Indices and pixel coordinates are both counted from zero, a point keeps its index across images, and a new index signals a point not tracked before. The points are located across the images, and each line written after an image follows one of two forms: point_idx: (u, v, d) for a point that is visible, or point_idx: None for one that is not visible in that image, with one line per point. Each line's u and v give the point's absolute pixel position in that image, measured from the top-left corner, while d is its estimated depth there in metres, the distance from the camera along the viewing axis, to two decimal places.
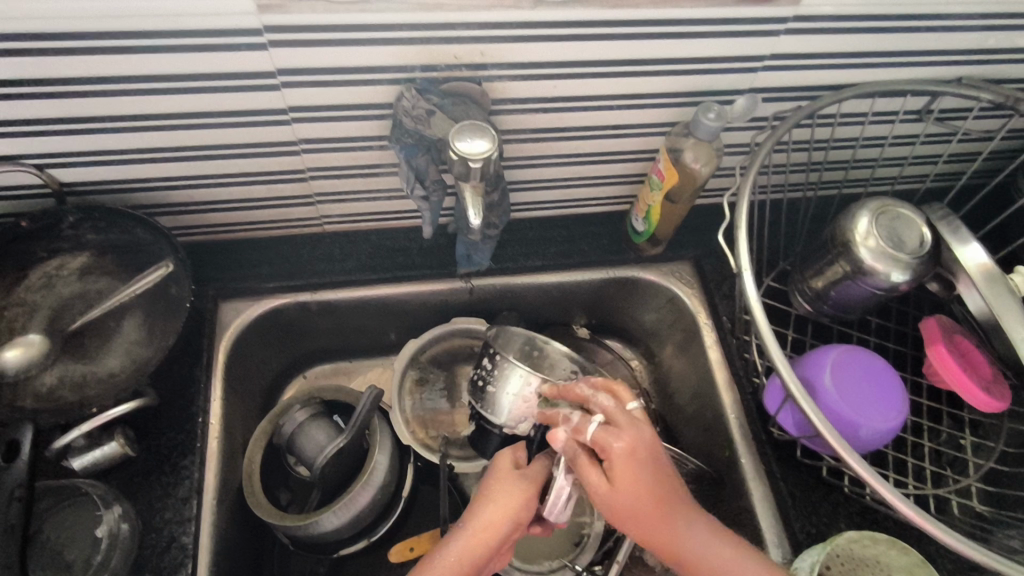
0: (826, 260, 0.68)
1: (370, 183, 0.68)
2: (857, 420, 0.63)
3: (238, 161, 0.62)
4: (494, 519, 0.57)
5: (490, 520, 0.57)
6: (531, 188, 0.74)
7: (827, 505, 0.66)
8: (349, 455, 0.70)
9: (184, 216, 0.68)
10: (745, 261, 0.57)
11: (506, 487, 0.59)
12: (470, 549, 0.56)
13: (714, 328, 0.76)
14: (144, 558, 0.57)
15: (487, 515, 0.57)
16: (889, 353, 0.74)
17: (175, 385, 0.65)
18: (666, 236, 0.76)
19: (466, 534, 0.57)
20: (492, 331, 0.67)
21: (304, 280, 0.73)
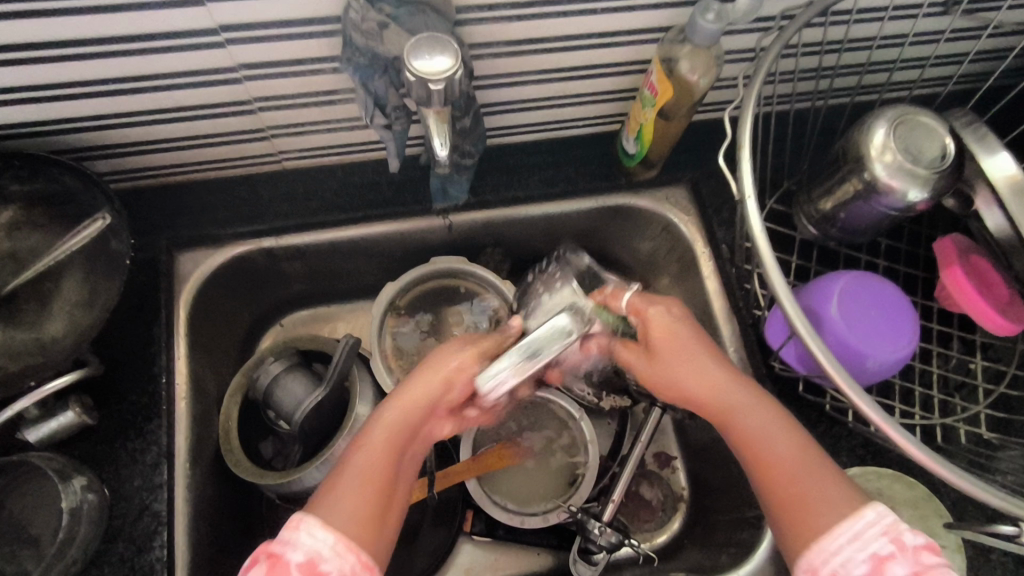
0: (836, 179, 0.62)
1: (328, 112, 0.61)
2: (864, 350, 0.58)
3: (171, 94, 0.54)
4: (420, 396, 0.54)
5: (422, 390, 0.55)
6: (511, 110, 0.67)
7: (829, 438, 0.63)
8: (329, 408, 0.66)
9: (123, 157, 0.61)
10: (749, 186, 0.50)
11: (433, 367, 0.56)
12: (403, 423, 0.53)
13: (711, 257, 0.71)
14: (117, 527, 0.54)
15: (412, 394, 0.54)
16: (899, 277, 0.69)
17: (132, 345, 0.60)
18: (660, 159, 0.69)
19: (399, 407, 0.54)
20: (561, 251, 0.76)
21: (265, 224, 0.66)
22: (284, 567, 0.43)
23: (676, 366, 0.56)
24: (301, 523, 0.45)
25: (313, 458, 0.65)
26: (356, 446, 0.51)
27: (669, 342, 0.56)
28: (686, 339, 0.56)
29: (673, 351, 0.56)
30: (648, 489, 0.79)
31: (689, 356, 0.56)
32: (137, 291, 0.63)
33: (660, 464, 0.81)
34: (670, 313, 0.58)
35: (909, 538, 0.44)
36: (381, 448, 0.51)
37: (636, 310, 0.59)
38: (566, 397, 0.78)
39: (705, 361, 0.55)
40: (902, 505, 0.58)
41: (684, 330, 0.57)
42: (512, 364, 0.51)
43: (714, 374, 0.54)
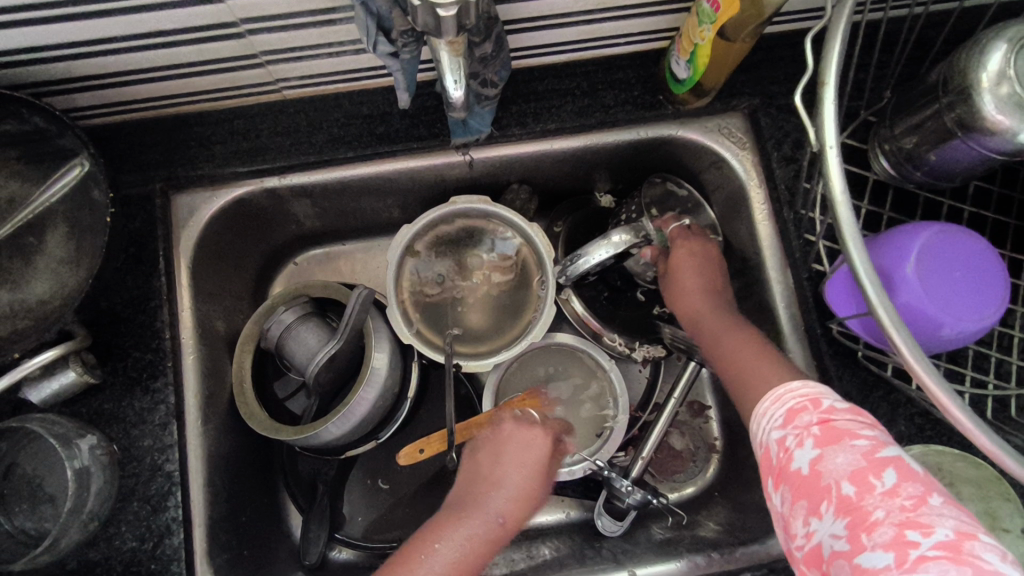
0: (932, 113, 0.51)
1: (327, 34, 0.52)
2: (942, 319, 0.51)
3: (142, 16, 0.47)
4: (514, 492, 0.56)
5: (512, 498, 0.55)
6: (541, 27, 0.56)
7: (885, 406, 0.57)
8: (344, 361, 0.63)
9: (105, 88, 0.55)
10: (831, 135, 0.40)
11: (519, 465, 0.57)
12: (490, 524, 0.53)
13: (765, 197, 0.63)
14: (130, 486, 0.53)
15: (503, 486, 0.55)
16: (988, 226, 0.60)
17: (132, 298, 0.57)
18: (715, 84, 0.59)
19: (495, 503, 0.54)
20: (662, 176, 0.68)
21: (265, 163, 0.60)
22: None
23: (687, 287, 0.62)
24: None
25: (329, 413, 0.62)
26: (432, 544, 0.51)
27: (686, 262, 0.63)
28: (700, 263, 0.63)
29: (685, 267, 0.63)
30: (678, 440, 0.76)
31: (701, 280, 0.62)
32: (132, 238, 0.58)
33: (693, 413, 0.77)
34: (692, 234, 0.65)
35: (829, 400, 0.44)
36: (456, 550, 0.51)
37: (675, 238, 0.65)
38: (596, 347, 0.72)
39: (707, 286, 0.62)
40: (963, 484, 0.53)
41: (699, 253, 0.64)
42: (611, 247, 0.61)
43: (704, 300, 0.61)
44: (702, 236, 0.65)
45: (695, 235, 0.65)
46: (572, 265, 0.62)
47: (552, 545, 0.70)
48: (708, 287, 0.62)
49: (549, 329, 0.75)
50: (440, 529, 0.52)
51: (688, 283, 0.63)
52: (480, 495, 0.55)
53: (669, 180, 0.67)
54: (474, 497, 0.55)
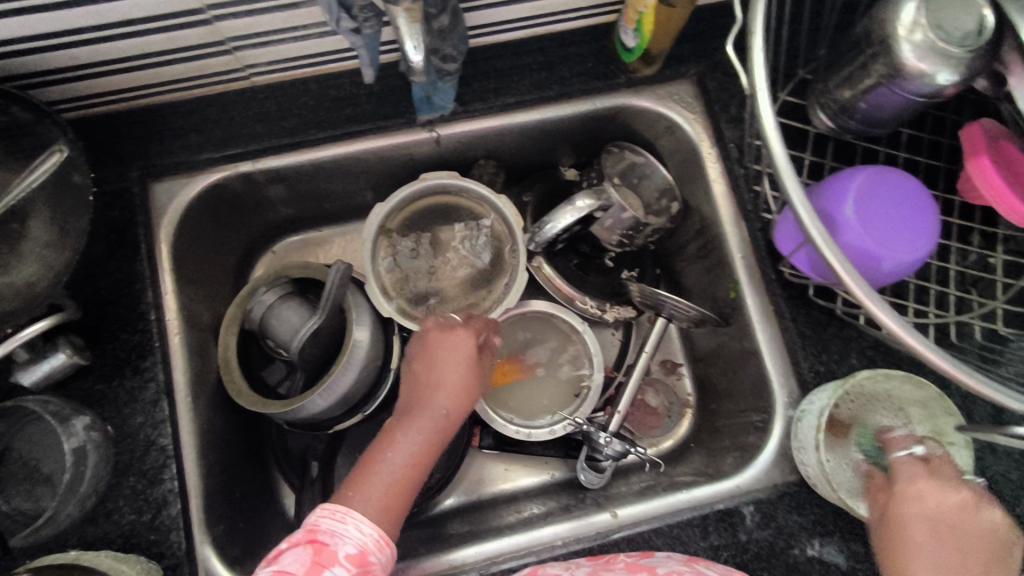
0: (856, 64, 0.56)
1: (291, 17, 0.54)
2: (880, 252, 0.55)
3: (114, 5, 0.49)
4: (449, 387, 0.58)
5: (451, 391, 0.58)
6: (496, 4, 0.60)
7: (838, 340, 0.61)
8: (327, 335, 0.65)
9: (78, 80, 0.57)
10: (761, 77, 0.44)
11: (451, 362, 0.59)
12: (436, 418, 0.57)
13: (718, 156, 0.66)
14: (126, 462, 0.55)
15: (439, 383, 0.58)
16: (920, 169, 0.65)
17: (117, 282, 0.59)
18: (662, 51, 0.63)
19: (436, 399, 0.57)
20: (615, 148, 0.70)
21: (239, 147, 0.62)
22: (332, 553, 0.47)
23: (916, 544, 0.45)
24: (346, 518, 0.50)
25: (315, 386, 0.64)
26: (390, 444, 0.55)
27: (910, 511, 0.47)
28: (945, 532, 0.45)
29: (921, 530, 0.46)
30: (653, 397, 0.79)
31: (947, 536, 0.45)
32: (112, 225, 0.60)
33: (666, 371, 0.80)
34: (933, 485, 0.48)
35: None
36: (411, 448, 0.55)
37: (897, 472, 0.50)
38: (569, 310, 0.76)
39: (955, 537, 0.45)
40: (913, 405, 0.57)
41: (944, 506, 0.47)
42: (575, 213, 0.66)
43: (936, 557, 0.44)
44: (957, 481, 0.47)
45: (937, 479, 0.48)
46: (541, 231, 0.66)
47: (539, 503, 0.73)
48: (953, 532, 0.45)
49: (524, 298, 0.78)
50: (393, 433, 0.56)
51: (916, 530, 0.46)
52: (422, 395, 0.58)
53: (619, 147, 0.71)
54: (417, 398, 0.58)
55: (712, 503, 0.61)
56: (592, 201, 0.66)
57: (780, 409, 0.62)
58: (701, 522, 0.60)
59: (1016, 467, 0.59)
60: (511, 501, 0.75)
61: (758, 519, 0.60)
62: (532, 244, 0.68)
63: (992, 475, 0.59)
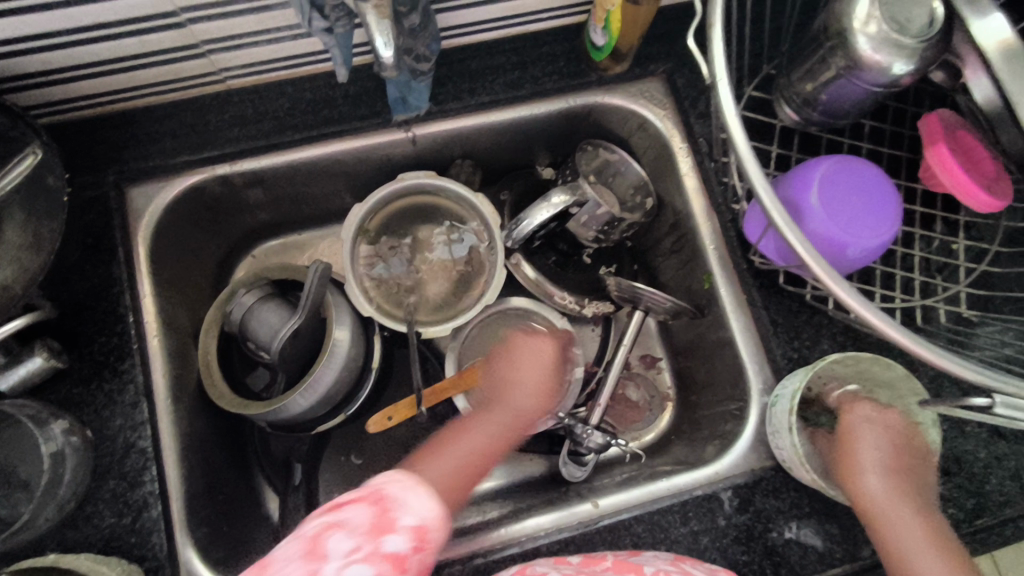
0: (816, 57, 0.58)
1: (265, 20, 0.55)
2: (845, 238, 0.57)
3: (87, 8, 0.49)
4: (533, 385, 0.61)
5: (522, 394, 0.60)
6: (466, 5, 0.61)
7: (809, 327, 0.63)
8: (308, 335, 0.66)
9: (51, 85, 0.57)
10: (721, 68, 0.45)
11: (527, 369, 0.61)
12: (512, 413, 0.59)
13: (689, 151, 0.68)
14: (105, 466, 0.55)
15: (529, 379, 0.60)
16: (883, 160, 0.67)
17: (94, 286, 0.59)
18: (631, 49, 0.65)
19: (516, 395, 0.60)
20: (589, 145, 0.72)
21: (216, 149, 0.63)
22: (393, 518, 0.45)
23: (866, 465, 0.54)
24: (413, 487, 0.47)
25: (296, 386, 0.64)
26: (459, 437, 0.57)
27: (859, 439, 0.55)
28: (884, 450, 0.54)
29: (868, 451, 0.55)
30: (634, 391, 0.80)
31: (889, 460, 0.54)
32: (88, 229, 0.60)
33: (646, 365, 0.82)
34: (873, 413, 0.56)
35: None
36: (487, 435, 0.57)
37: (841, 404, 0.58)
38: (548, 306, 0.76)
39: (893, 453, 0.54)
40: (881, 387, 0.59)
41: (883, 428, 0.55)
42: (552, 209, 0.67)
43: (883, 483, 0.53)
44: (893, 414, 0.56)
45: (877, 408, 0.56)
46: (518, 228, 0.67)
47: (523, 499, 0.73)
48: (897, 462, 0.54)
49: (504, 295, 0.79)
50: (471, 424, 0.58)
51: (868, 459, 0.54)
52: (501, 396, 0.60)
53: (592, 144, 0.72)
54: (498, 397, 0.60)
55: (691, 490, 0.62)
56: (569, 197, 0.67)
57: (755, 395, 0.63)
58: (680, 509, 0.61)
59: (983, 445, 0.60)
60: (495, 498, 0.75)
61: (737, 504, 0.61)
62: (508, 242, 0.68)
63: (961, 454, 0.60)
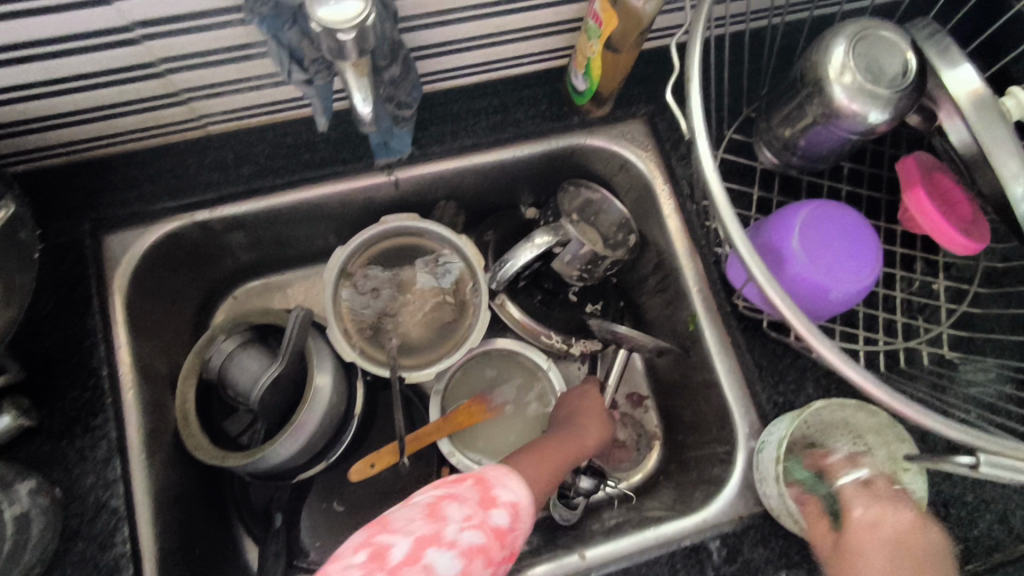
0: (794, 105, 0.59)
1: (244, 69, 0.55)
2: (827, 283, 0.57)
3: (61, 61, 0.49)
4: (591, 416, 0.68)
5: (587, 425, 0.66)
6: (447, 52, 0.61)
7: (793, 370, 0.63)
8: (288, 383, 0.64)
9: (25, 134, 0.56)
10: (699, 124, 0.45)
11: (590, 411, 0.68)
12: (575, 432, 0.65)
13: (672, 194, 0.68)
14: (74, 528, 0.53)
15: (587, 411, 0.68)
16: (863, 202, 0.67)
17: (66, 338, 0.57)
18: (613, 93, 0.65)
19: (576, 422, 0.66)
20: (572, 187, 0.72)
21: (195, 196, 0.62)
22: (495, 495, 0.49)
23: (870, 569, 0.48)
24: (508, 475, 0.51)
25: (276, 436, 0.63)
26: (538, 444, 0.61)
27: (860, 540, 0.50)
28: (882, 547, 0.49)
29: (876, 553, 0.49)
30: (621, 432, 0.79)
31: (896, 563, 0.48)
32: (62, 280, 0.59)
33: (633, 404, 0.81)
34: (872, 510, 0.51)
35: None
36: (566, 444, 0.62)
37: (845, 499, 0.53)
38: (534, 347, 0.76)
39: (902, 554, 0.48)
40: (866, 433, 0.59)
41: (884, 528, 0.50)
42: (534, 250, 0.67)
43: None
44: (905, 514, 0.51)
45: (883, 503, 0.52)
46: (501, 268, 0.67)
47: None
48: (905, 564, 0.48)
49: (489, 336, 0.78)
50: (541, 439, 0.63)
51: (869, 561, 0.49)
52: (567, 421, 0.66)
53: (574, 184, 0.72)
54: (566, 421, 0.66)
55: (679, 540, 0.61)
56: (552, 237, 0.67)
57: (742, 441, 0.63)
58: (668, 560, 0.60)
59: (969, 489, 0.60)
60: None
61: (724, 553, 0.60)
62: (492, 283, 0.69)
63: (948, 499, 0.60)
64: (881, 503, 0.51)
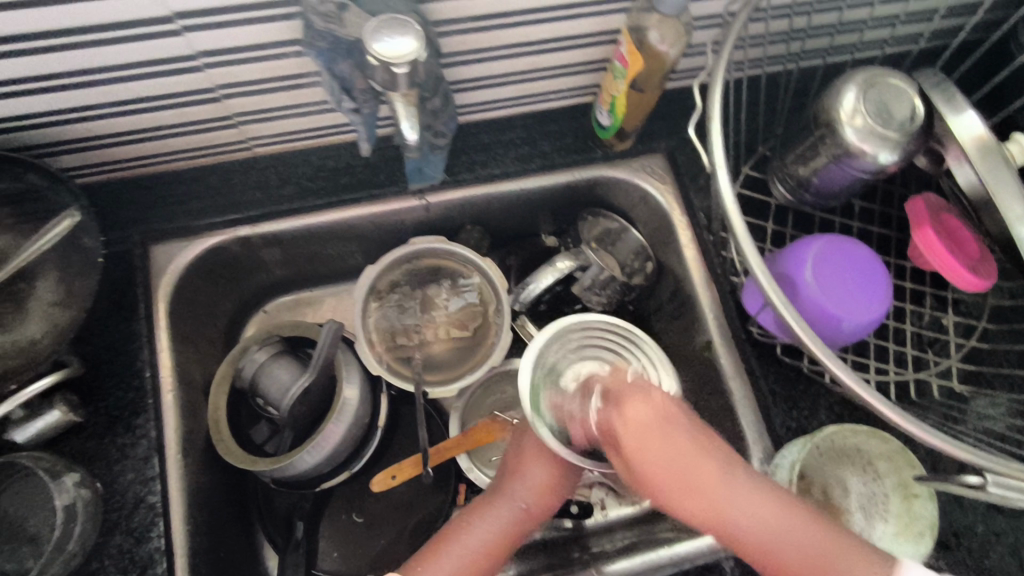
0: (807, 144, 0.62)
1: (295, 96, 0.59)
2: (838, 313, 0.59)
3: (131, 84, 0.54)
4: (532, 485, 0.62)
5: (527, 483, 0.62)
6: (481, 87, 0.65)
7: (806, 397, 0.66)
8: (318, 393, 0.67)
9: (89, 151, 0.61)
10: (720, 157, 0.49)
11: (533, 464, 0.62)
12: (505, 514, 0.60)
13: (690, 224, 0.71)
14: (112, 521, 0.56)
15: (526, 480, 0.61)
16: (874, 238, 0.70)
17: (115, 341, 0.61)
18: (634, 129, 0.69)
19: (510, 500, 0.61)
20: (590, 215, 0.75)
21: (241, 213, 0.66)
22: None
23: (659, 462, 0.45)
24: None
25: (303, 444, 0.65)
26: (471, 522, 0.60)
27: (641, 432, 0.46)
28: (661, 436, 0.46)
29: (658, 457, 0.45)
30: None
31: (677, 451, 0.46)
32: (114, 287, 0.63)
33: None
34: (644, 400, 0.48)
35: None
36: (488, 533, 0.59)
37: (621, 397, 0.49)
38: None
39: (687, 436, 0.46)
40: (877, 459, 0.61)
41: (659, 418, 0.47)
42: (556, 273, 0.71)
43: (726, 492, 0.45)
44: (647, 396, 0.48)
45: (653, 398, 0.48)
46: (523, 291, 0.72)
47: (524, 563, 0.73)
48: (689, 448, 0.46)
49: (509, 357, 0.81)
50: (474, 516, 0.61)
51: (670, 466, 0.45)
52: (509, 482, 0.62)
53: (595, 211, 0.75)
54: (506, 482, 0.62)
55: (692, 559, 0.63)
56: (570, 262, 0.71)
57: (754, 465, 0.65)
58: None
59: (980, 519, 0.61)
60: None
61: None
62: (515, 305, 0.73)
63: (959, 529, 0.61)
64: (617, 395, 0.50)
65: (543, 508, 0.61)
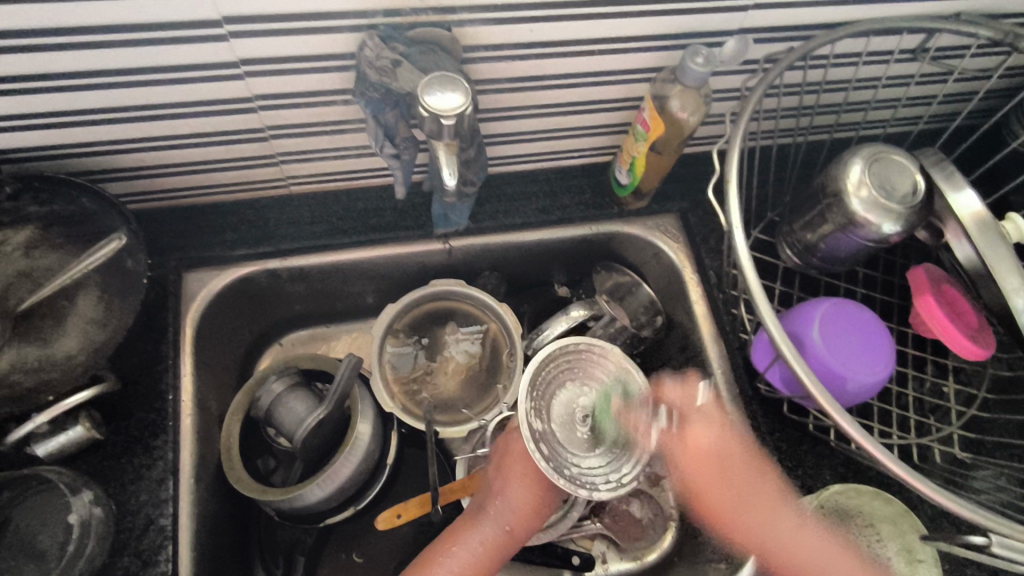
0: (816, 211, 0.65)
1: (338, 140, 0.64)
2: (845, 373, 0.61)
3: (188, 121, 0.57)
4: (514, 507, 0.64)
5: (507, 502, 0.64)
6: (509, 141, 0.70)
7: (811, 457, 0.67)
8: (331, 426, 0.68)
9: (136, 180, 0.64)
10: (737, 217, 0.52)
11: (513, 483, 0.65)
12: (488, 535, 0.62)
13: (700, 281, 0.74)
14: (122, 541, 0.57)
15: (509, 500, 0.64)
16: (877, 304, 0.74)
17: (141, 362, 0.63)
18: (650, 189, 0.73)
19: (493, 523, 0.63)
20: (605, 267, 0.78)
21: (271, 246, 0.69)
22: None
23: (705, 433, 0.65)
24: None
25: (313, 477, 0.66)
26: (453, 544, 0.62)
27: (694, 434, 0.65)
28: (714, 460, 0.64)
29: (712, 438, 0.64)
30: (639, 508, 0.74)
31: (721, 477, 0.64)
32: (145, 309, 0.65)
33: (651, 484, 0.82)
34: (709, 425, 0.65)
35: None
36: (470, 554, 0.61)
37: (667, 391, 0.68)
38: None
39: (738, 450, 0.63)
40: (881, 521, 0.62)
41: (731, 460, 0.63)
42: (569, 320, 0.73)
43: (778, 526, 0.61)
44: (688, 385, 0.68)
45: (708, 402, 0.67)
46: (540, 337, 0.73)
47: None
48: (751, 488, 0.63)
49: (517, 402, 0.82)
50: (456, 538, 0.63)
51: (720, 479, 0.64)
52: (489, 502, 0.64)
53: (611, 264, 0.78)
54: (486, 501, 0.64)
55: None
56: (583, 308, 0.73)
57: None
58: None
59: None
60: None
61: None
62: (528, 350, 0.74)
63: None
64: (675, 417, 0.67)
65: (527, 525, 0.64)
